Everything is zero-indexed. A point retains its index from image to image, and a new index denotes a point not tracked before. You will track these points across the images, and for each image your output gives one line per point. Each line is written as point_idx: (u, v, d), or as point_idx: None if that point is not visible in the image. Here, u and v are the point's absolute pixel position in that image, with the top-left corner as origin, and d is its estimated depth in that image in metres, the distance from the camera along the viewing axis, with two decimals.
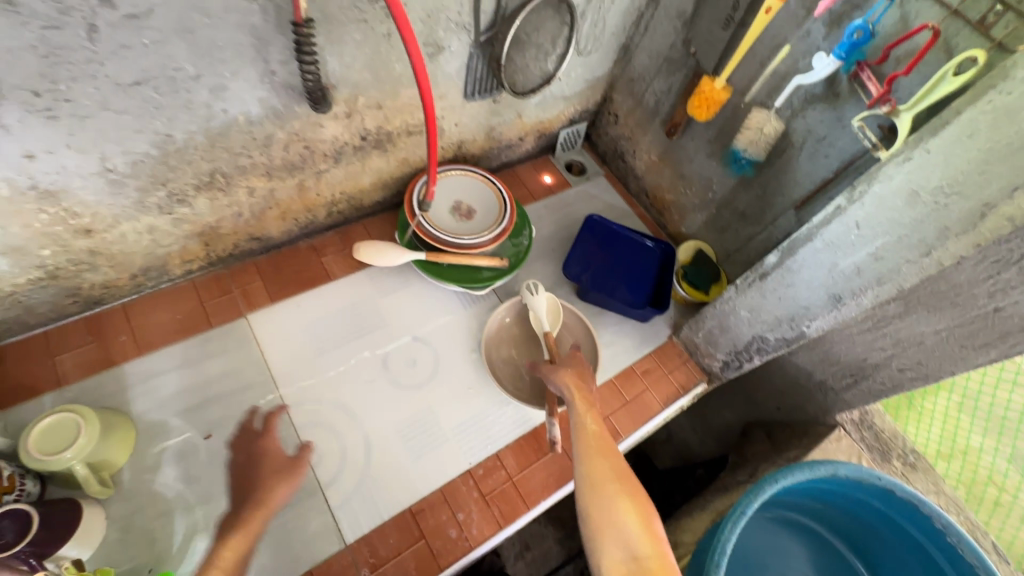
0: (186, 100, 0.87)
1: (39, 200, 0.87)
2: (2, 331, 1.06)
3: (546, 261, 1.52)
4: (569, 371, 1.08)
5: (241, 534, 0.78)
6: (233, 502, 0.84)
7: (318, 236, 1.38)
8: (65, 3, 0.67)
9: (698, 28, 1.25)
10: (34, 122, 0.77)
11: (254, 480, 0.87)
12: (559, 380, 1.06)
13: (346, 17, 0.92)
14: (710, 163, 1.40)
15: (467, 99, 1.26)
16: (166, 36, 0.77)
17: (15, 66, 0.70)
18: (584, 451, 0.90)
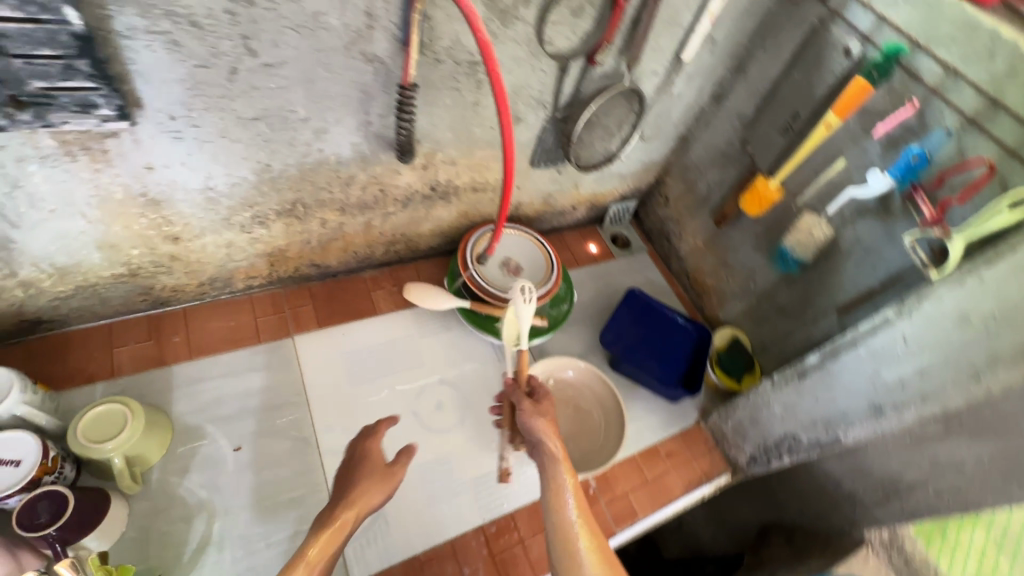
0: (291, 138, 0.97)
1: (144, 206, 0.96)
2: (74, 317, 1.14)
3: (582, 326, 1.55)
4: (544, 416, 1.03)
5: (334, 530, 0.82)
6: (332, 496, 0.90)
7: (371, 271, 1.45)
8: (218, 48, 0.78)
9: (757, 132, 1.33)
10: (162, 139, 0.87)
11: (352, 478, 0.93)
12: (536, 430, 1.01)
13: (443, 84, 1.02)
14: (754, 255, 1.44)
15: (532, 166, 1.35)
16: (290, 83, 0.88)
17: (163, 93, 0.80)
18: (563, 512, 0.90)
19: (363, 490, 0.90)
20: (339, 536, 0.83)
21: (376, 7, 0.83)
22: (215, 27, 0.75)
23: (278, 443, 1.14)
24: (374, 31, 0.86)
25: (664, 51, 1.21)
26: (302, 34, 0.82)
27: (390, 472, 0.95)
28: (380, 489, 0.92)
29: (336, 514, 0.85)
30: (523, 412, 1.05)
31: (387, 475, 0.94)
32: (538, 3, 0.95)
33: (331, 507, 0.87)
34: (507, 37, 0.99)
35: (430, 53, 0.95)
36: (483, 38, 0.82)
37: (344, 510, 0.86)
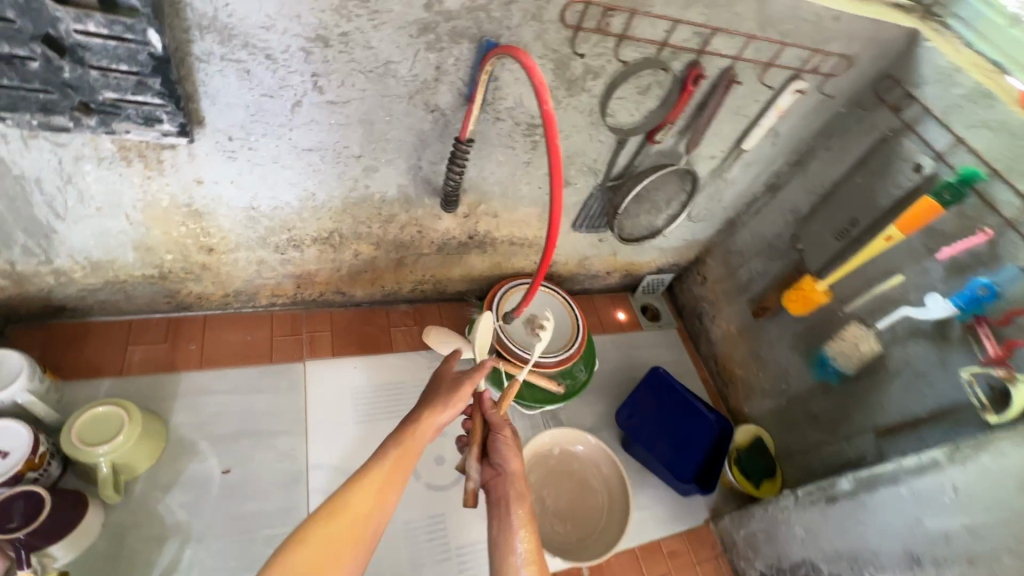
0: (340, 171, 0.98)
1: (186, 215, 0.97)
2: (98, 309, 1.14)
3: (598, 397, 1.49)
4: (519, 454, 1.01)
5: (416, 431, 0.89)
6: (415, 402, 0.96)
7: (395, 306, 1.43)
8: (287, 81, 0.79)
9: (810, 230, 1.28)
10: (217, 156, 0.88)
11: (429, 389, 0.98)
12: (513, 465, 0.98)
13: (499, 142, 1.02)
14: (791, 354, 1.37)
15: (573, 228, 1.33)
16: (350, 121, 0.88)
17: (225, 114, 0.81)
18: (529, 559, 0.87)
19: (432, 405, 0.94)
20: (419, 440, 0.89)
21: (446, 63, 0.83)
22: (289, 61, 0.77)
23: (268, 471, 1.10)
24: (440, 84, 0.86)
25: (725, 137, 1.19)
26: (370, 78, 0.82)
27: (456, 386, 0.98)
28: (449, 403, 0.95)
29: (411, 423, 0.91)
30: (502, 440, 1.00)
31: (452, 389, 0.98)
32: (607, 78, 0.95)
33: (408, 418, 0.92)
34: (569, 106, 0.98)
35: (491, 111, 0.94)
36: (548, 109, 0.74)
37: (419, 420, 0.91)
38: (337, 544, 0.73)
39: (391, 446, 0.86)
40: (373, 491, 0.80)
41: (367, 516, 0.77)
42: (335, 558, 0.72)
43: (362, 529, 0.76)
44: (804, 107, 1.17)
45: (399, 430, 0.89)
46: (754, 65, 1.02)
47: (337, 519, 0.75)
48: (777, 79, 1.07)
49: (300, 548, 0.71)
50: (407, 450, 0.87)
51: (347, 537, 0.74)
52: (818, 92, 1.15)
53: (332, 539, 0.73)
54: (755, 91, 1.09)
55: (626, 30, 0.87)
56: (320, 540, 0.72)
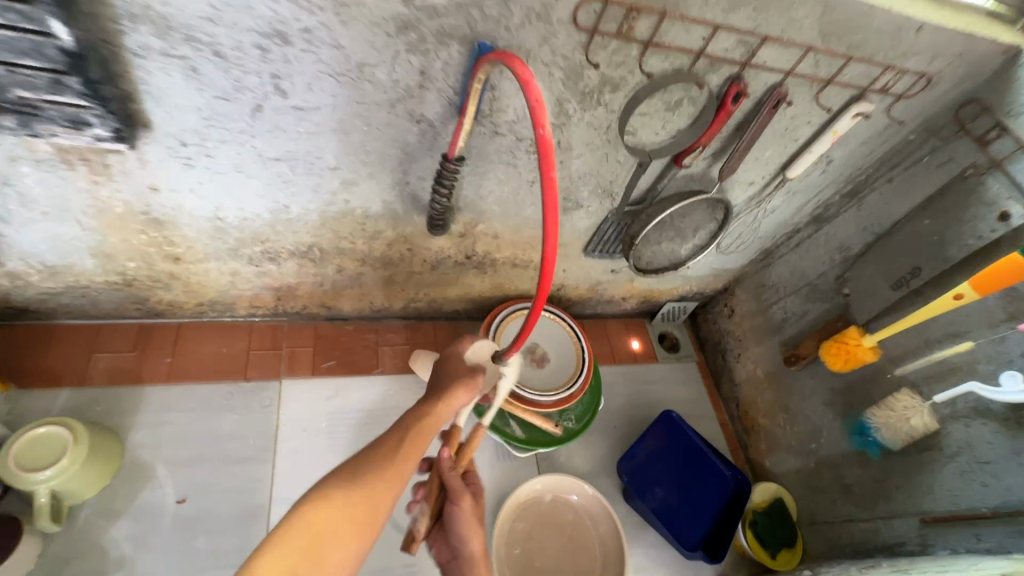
0: (315, 183, 0.86)
1: (145, 223, 0.87)
2: (63, 313, 1.06)
3: (602, 436, 1.35)
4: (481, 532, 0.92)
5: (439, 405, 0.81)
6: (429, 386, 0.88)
7: (386, 322, 1.31)
8: (242, 82, 0.67)
9: (860, 273, 1.10)
10: (171, 164, 0.77)
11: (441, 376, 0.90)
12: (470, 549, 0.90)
13: (499, 158, 0.88)
14: (825, 412, 1.20)
15: (584, 253, 1.19)
16: (322, 130, 0.76)
17: (175, 118, 0.70)
18: None
19: (449, 386, 0.85)
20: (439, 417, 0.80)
21: (433, 68, 0.70)
22: (242, 60, 0.64)
23: (228, 503, 1.02)
24: (426, 92, 0.73)
25: (768, 162, 1.02)
26: (342, 83, 0.70)
27: (473, 372, 0.90)
28: (465, 388, 0.86)
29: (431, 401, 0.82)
30: (459, 519, 0.90)
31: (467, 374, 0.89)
32: (628, 91, 0.80)
33: (423, 398, 0.83)
34: (582, 121, 0.83)
35: (489, 124, 0.81)
36: (545, 134, 0.59)
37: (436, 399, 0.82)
38: (353, 512, 0.62)
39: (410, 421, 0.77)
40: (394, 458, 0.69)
41: (388, 483, 0.66)
42: (349, 528, 0.61)
43: (381, 497, 0.65)
44: (866, 131, 0.99)
45: (417, 407, 0.80)
46: (810, 82, 0.85)
47: (354, 484, 0.64)
48: (837, 99, 0.90)
49: (312, 514, 0.60)
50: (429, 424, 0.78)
51: (365, 504, 0.63)
52: (885, 115, 0.97)
53: (348, 505, 0.62)
54: (808, 112, 0.91)
55: (654, 36, 0.72)
56: (334, 505, 0.61)
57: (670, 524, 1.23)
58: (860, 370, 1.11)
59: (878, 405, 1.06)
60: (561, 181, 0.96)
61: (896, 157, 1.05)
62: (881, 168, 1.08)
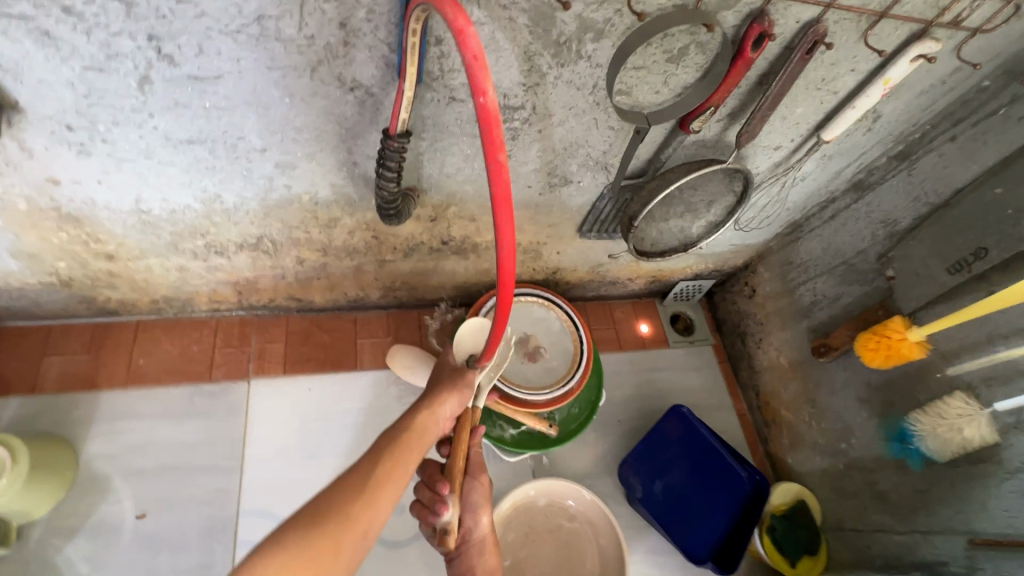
0: (244, 169, 0.72)
1: (60, 221, 0.76)
2: (8, 315, 0.98)
3: (604, 433, 1.23)
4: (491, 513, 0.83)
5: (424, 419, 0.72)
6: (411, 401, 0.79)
7: (366, 311, 1.19)
8: (114, 47, 0.53)
9: (907, 252, 0.92)
10: (63, 151, 0.65)
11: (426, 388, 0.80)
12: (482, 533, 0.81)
13: (462, 129, 0.72)
14: (859, 410, 1.05)
15: (579, 234, 1.03)
16: (235, 104, 0.62)
17: (46, 97, 0.57)
18: None
19: (434, 395, 0.76)
20: (422, 432, 0.70)
21: (355, 17, 0.54)
22: (103, 19, 0.50)
23: (191, 518, 0.95)
24: (353, 50, 0.57)
25: (799, 122, 0.83)
26: (242, 42, 0.55)
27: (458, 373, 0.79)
28: (455, 393, 0.76)
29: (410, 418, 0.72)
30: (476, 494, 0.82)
31: (455, 377, 0.79)
32: (616, 38, 0.63)
33: (403, 414, 0.73)
34: (560, 80, 0.67)
35: (442, 88, 0.65)
36: (488, 104, 0.45)
37: (417, 413, 0.72)
38: (311, 561, 0.51)
39: (383, 445, 0.66)
40: (365, 491, 0.59)
41: (357, 521, 0.56)
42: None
43: (349, 539, 0.54)
44: (926, 78, 0.79)
45: (395, 426, 0.71)
46: (857, 16, 0.66)
47: (320, 523, 0.54)
48: (892, 37, 0.70)
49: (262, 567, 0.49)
50: (408, 446, 0.67)
51: (327, 550, 0.52)
52: (953, 58, 0.76)
53: (305, 553, 0.51)
54: (853, 57, 0.72)
55: None
56: (290, 553, 0.50)
57: (678, 530, 1.12)
58: (903, 366, 0.95)
59: (924, 409, 0.91)
60: (543, 153, 0.80)
61: (962, 110, 0.86)
62: (941, 124, 0.88)
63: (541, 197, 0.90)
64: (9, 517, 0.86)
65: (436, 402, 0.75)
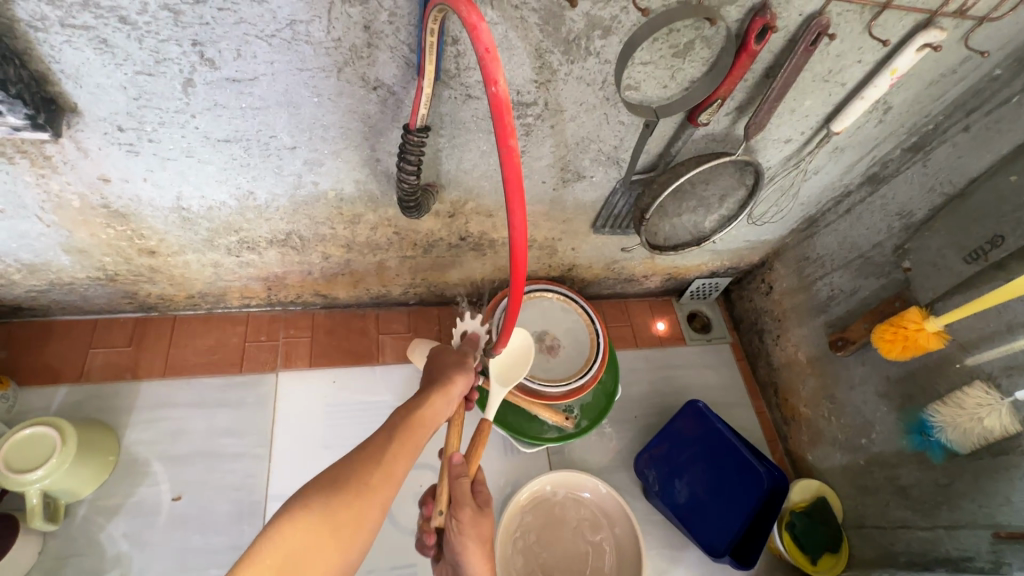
0: (275, 166, 0.77)
1: (109, 217, 0.82)
2: (58, 309, 1.05)
3: (621, 428, 1.25)
4: (478, 553, 0.72)
5: (441, 395, 0.74)
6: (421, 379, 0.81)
7: (387, 307, 1.23)
8: (162, 52, 0.59)
9: (925, 243, 0.92)
10: (114, 151, 0.71)
11: (439, 366, 0.82)
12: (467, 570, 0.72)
13: (478, 125, 0.76)
14: (878, 404, 1.04)
15: (593, 230, 1.05)
16: (269, 104, 0.67)
17: (102, 99, 0.63)
18: None
19: (445, 377, 0.78)
20: (436, 410, 0.73)
21: (378, 21, 0.59)
22: (154, 26, 0.56)
23: (223, 501, 1.00)
24: (376, 51, 0.62)
25: (808, 114, 0.85)
26: (275, 46, 0.60)
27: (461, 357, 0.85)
28: (463, 374, 0.80)
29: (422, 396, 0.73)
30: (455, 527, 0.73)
31: (459, 363, 0.82)
32: (623, 35, 0.66)
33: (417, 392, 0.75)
34: (571, 76, 0.70)
35: (459, 85, 0.69)
36: (499, 93, 0.48)
37: (431, 395, 0.73)
38: (331, 529, 0.54)
39: (396, 420, 0.68)
40: (382, 463, 0.61)
41: (374, 491, 0.58)
42: (326, 548, 0.53)
43: (367, 508, 0.57)
44: (934, 68, 0.80)
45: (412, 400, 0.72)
46: (860, 7, 0.67)
47: (338, 489, 0.57)
48: (896, 28, 0.72)
49: (283, 533, 0.52)
50: (420, 421, 0.69)
51: (347, 519, 0.55)
52: (961, 47, 0.77)
53: (325, 523, 0.54)
54: (858, 48, 0.74)
55: None
56: (310, 522, 0.54)
57: (697, 526, 1.11)
58: (922, 358, 0.94)
59: (943, 400, 0.90)
60: (556, 148, 0.83)
61: (974, 99, 0.86)
62: (954, 115, 0.89)
63: (555, 192, 0.93)
64: (57, 494, 0.92)
65: (446, 384, 0.77)
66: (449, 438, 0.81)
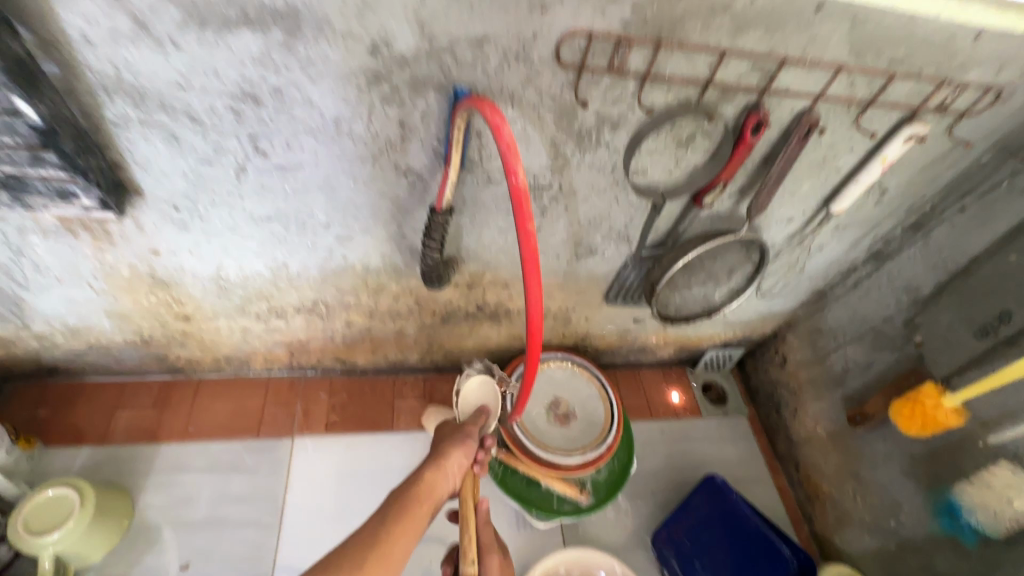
0: (310, 241, 0.84)
1: (152, 285, 0.88)
2: (92, 371, 1.10)
3: (637, 503, 1.21)
4: None
5: (436, 472, 0.72)
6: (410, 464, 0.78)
7: (404, 374, 1.26)
8: (222, 145, 0.67)
9: (934, 318, 0.93)
10: (167, 227, 0.78)
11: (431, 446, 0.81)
12: None
13: (497, 205, 0.82)
14: (904, 484, 1.00)
15: (605, 301, 1.09)
16: (309, 188, 0.74)
17: (164, 184, 0.71)
18: None
19: (441, 453, 0.76)
20: (435, 488, 0.70)
21: (412, 118, 0.66)
22: (218, 123, 0.64)
23: (229, 572, 0.98)
24: (408, 143, 0.70)
25: (807, 196, 0.90)
26: (321, 139, 0.68)
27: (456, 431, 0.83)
28: (460, 447, 0.78)
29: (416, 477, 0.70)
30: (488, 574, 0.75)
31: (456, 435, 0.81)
32: (630, 129, 0.73)
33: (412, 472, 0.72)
34: (583, 164, 0.77)
35: (481, 172, 0.76)
36: (518, 183, 0.54)
37: (426, 472, 0.71)
38: None
39: (393, 498, 0.66)
40: (379, 542, 0.58)
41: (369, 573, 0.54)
42: None
43: None
44: (922, 157, 0.86)
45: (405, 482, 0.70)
46: (846, 105, 0.74)
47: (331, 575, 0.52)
48: (883, 122, 0.78)
49: None
50: (418, 498, 0.66)
51: None
52: (947, 138, 0.83)
53: None
54: (848, 139, 0.80)
55: (651, 68, 0.65)
56: None
57: None
58: (944, 435, 0.92)
59: (970, 480, 0.89)
60: (569, 226, 0.88)
61: (966, 183, 0.91)
62: (949, 197, 0.93)
63: (568, 266, 0.98)
64: (68, 560, 0.91)
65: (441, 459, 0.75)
66: (465, 497, 0.75)
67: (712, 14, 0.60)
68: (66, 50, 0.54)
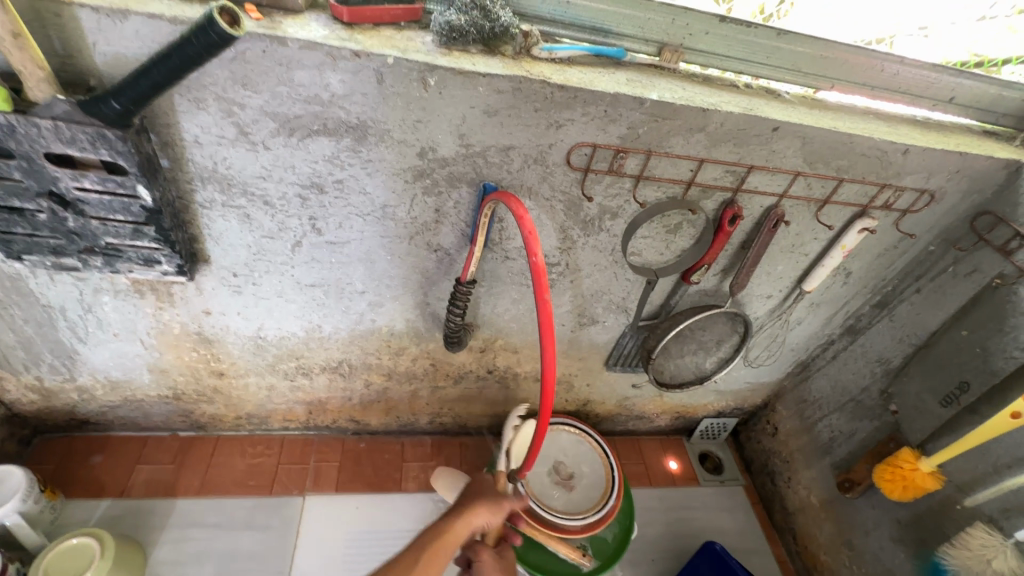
0: (345, 306, 0.94)
1: (197, 342, 0.97)
2: (118, 425, 1.16)
3: (639, 571, 1.22)
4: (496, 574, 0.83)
5: (463, 521, 0.78)
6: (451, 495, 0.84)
7: (413, 436, 1.32)
8: (285, 224, 0.79)
9: (905, 389, 1.03)
10: (223, 291, 0.89)
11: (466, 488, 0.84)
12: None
13: (512, 278, 0.94)
14: (895, 550, 1.05)
15: (606, 367, 1.18)
16: (351, 260, 0.86)
17: (229, 253, 0.83)
18: None
19: (470, 506, 0.80)
20: (453, 541, 0.77)
21: (446, 206, 0.80)
22: (287, 207, 0.77)
23: None
24: (441, 225, 0.83)
25: (782, 276, 1.03)
26: (368, 221, 0.81)
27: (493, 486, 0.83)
28: (489, 506, 0.80)
29: (445, 523, 0.78)
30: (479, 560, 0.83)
31: (490, 489, 0.83)
32: (627, 218, 0.87)
33: (441, 516, 0.79)
34: (588, 245, 0.90)
35: (499, 250, 0.89)
36: (537, 261, 0.65)
37: (453, 522, 0.78)
38: None
39: (423, 543, 0.76)
40: None
41: None
42: None
43: None
44: (877, 246, 0.99)
45: (434, 525, 0.78)
46: (805, 203, 0.89)
47: None
48: (838, 216, 0.92)
49: None
50: (438, 550, 0.76)
51: None
52: (895, 230, 0.97)
53: None
54: (812, 229, 0.94)
55: (644, 171, 0.79)
56: None
57: None
58: (926, 499, 0.98)
59: (952, 542, 0.93)
60: (574, 298, 1.00)
61: (919, 268, 1.04)
62: (906, 279, 1.06)
63: (573, 333, 1.08)
64: None
65: (468, 514, 0.79)
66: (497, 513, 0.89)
67: (690, 133, 0.75)
68: (179, 149, 0.68)
